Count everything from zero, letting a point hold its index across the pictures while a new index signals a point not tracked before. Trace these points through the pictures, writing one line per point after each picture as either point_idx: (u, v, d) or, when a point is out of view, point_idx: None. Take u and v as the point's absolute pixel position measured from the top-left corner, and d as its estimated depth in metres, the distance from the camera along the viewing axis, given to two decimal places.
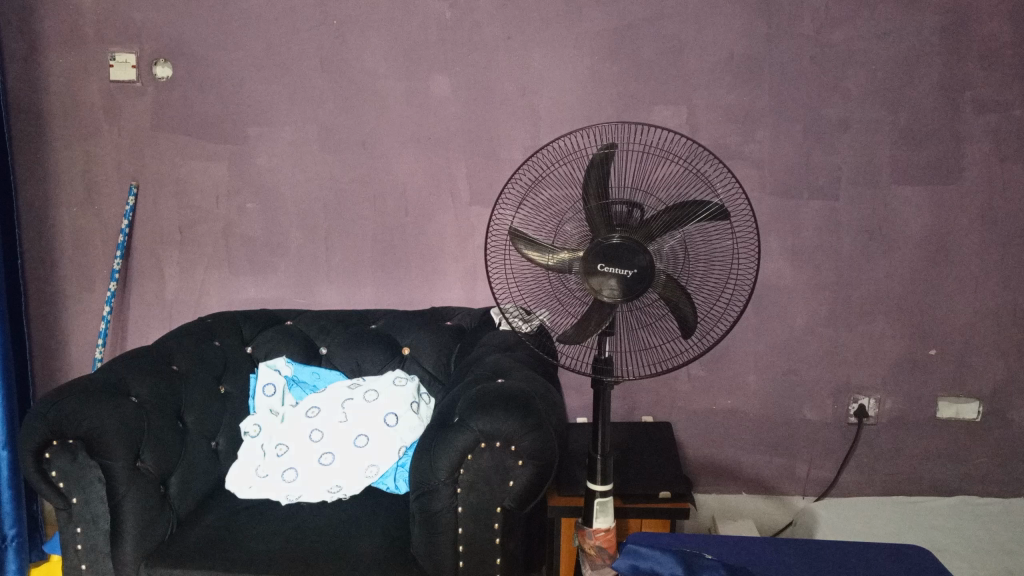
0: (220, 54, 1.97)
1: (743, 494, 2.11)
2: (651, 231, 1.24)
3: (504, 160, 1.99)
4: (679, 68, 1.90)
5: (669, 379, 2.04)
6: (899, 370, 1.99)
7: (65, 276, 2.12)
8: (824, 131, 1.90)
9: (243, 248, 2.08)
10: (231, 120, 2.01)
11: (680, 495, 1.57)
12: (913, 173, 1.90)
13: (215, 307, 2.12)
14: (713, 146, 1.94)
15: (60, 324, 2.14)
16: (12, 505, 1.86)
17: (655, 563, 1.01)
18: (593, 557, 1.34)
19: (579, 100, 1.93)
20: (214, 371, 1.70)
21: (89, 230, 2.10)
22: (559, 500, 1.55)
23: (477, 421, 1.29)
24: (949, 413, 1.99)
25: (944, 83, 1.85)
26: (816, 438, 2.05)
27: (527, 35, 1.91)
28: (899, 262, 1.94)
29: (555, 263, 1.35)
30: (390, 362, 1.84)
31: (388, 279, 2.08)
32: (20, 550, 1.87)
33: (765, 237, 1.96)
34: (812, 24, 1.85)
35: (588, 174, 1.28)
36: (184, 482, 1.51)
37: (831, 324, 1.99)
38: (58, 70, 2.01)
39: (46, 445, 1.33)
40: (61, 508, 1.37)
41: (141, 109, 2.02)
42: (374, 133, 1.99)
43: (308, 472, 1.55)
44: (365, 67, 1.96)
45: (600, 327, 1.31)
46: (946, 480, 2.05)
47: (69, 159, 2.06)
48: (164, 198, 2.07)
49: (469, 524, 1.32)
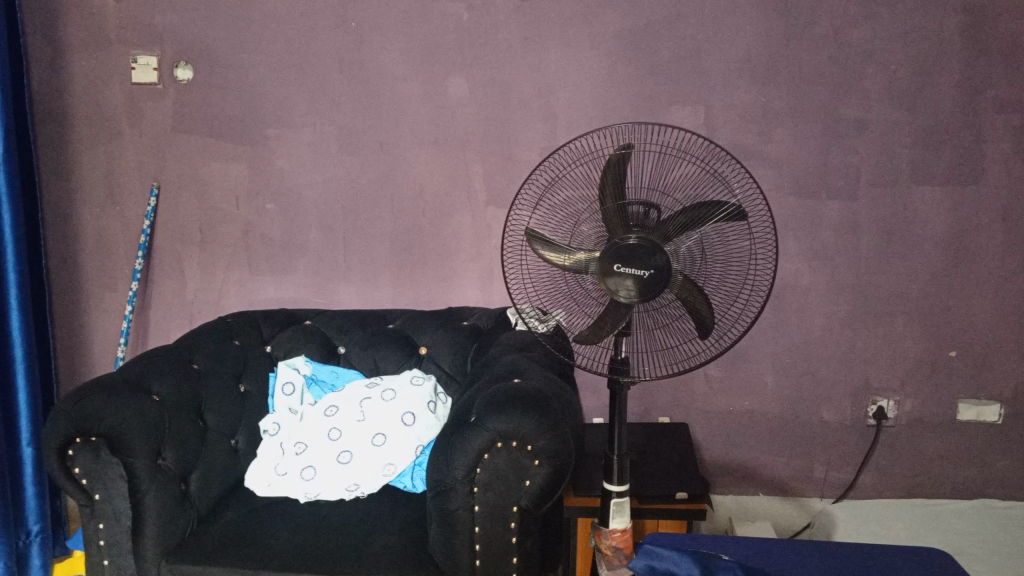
0: (240, 56, 1.99)
1: (761, 495, 2.10)
2: (668, 232, 1.24)
3: (521, 160, 1.99)
4: (696, 69, 1.89)
5: (686, 380, 2.04)
6: (920, 371, 1.98)
7: (88, 275, 2.15)
8: (843, 132, 1.89)
9: (262, 248, 2.10)
10: (250, 121, 2.03)
11: (697, 496, 1.57)
12: (933, 173, 1.89)
13: (235, 307, 2.14)
14: (731, 147, 1.93)
15: (82, 323, 2.17)
16: (36, 501, 1.89)
17: (671, 564, 1.01)
18: (610, 557, 1.36)
19: (597, 100, 1.94)
20: (234, 370, 1.72)
21: (111, 230, 2.12)
22: (575, 500, 1.55)
23: (494, 420, 1.29)
24: (969, 416, 1.98)
25: (965, 82, 1.84)
26: (834, 440, 2.04)
27: (545, 37, 1.92)
28: (918, 263, 1.93)
29: (571, 263, 1.35)
30: (407, 361, 1.85)
31: (406, 279, 2.09)
32: (44, 546, 1.89)
33: (782, 238, 1.95)
34: (829, 23, 1.84)
35: (605, 174, 1.29)
36: (203, 480, 1.53)
37: (849, 325, 1.98)
38: (81, 72, 2.04)
39: (69, 442, 1.35)
40: (84, 504, 1.39)
41: (162, 110, 2.04)
42: (392, 134, 2.01)
43: (326, 470, 1.57)
44: (383, 69, 1.97)
45: (616, 328, 1.30)
46: (966, 483, 2.03)
47: (92, 160, 2.09)
48: (185, 199, 2.09)
49: (486, 524, 1.32)
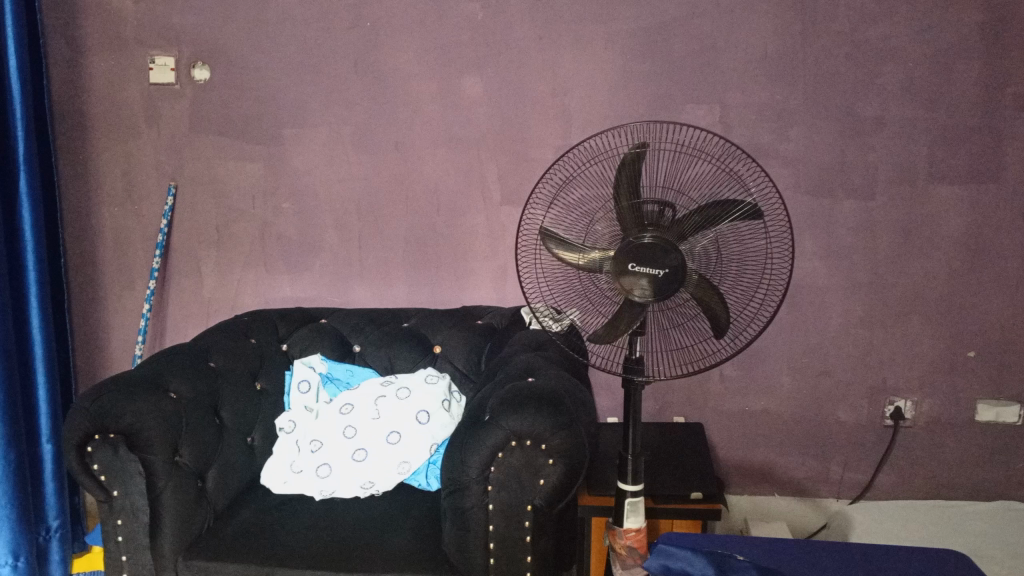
0: (257, 56, 2.01)
1: (776, 496, 2.09)
2: (683, 231, 1.23)
3: (535, 160, 1.99)
4: (712, 68, 1.89)
5: (701, 380, 2.03)
6: (938, 371, 1.96)
7: (106, 273, 2.17)
8: (860, 130, 1.87)
9: (278, 247, 2.11)
10: (266, 121, 2.05)
11: (712, 496, 1.56)
12: (951, 172, 1.87)
13: (252, 305, 2.15)
14: (747, 146, 1.92)
15: (101, 322, 2.20)
16: (56, 497, 1.91)
17: (686, 563, 1.01)
18: (623, 556, 1.34)
19: (612, 99, 1.93)
20: (250, 368, 1.73)
21: (130, 229, 2.14)
22: (589, 500, 1.56)
23: (508, 419, 1.30)
24: (988, 417, 1.95)
25: (984, 79, 1.82)
26: (850, 440, 2.03)
27: (560, 36, 1.91)
28: (936, 262, 1.91)
29: (585, 263, 1.35)
30: (422, 360, 1.85)
31: (421, 278, 2.09)
32: (63, 541, 1.91)
33: (798, 236, 1.94)
34: (846, 21, 1.83)
35: (620, 173, 1.28)
36: (220, 477, 1.54)
37: (866, 325, 1.96)
38: (99, 73, 2.06)
39: (88, 439, 1.36)
40: (102, 500, 1.40)
41: (179, 111, 2.06)
42: (407, 134, 2.02)
43: (341, 468, 1.58)
44: (398, 68, 1.98)
45: (630, 327, 1.30)
46: (985, 484, 2.01)
47: (110, 160, 2.11)
48: (202, 199, 2.10)
49: (501, 522, 1.32)
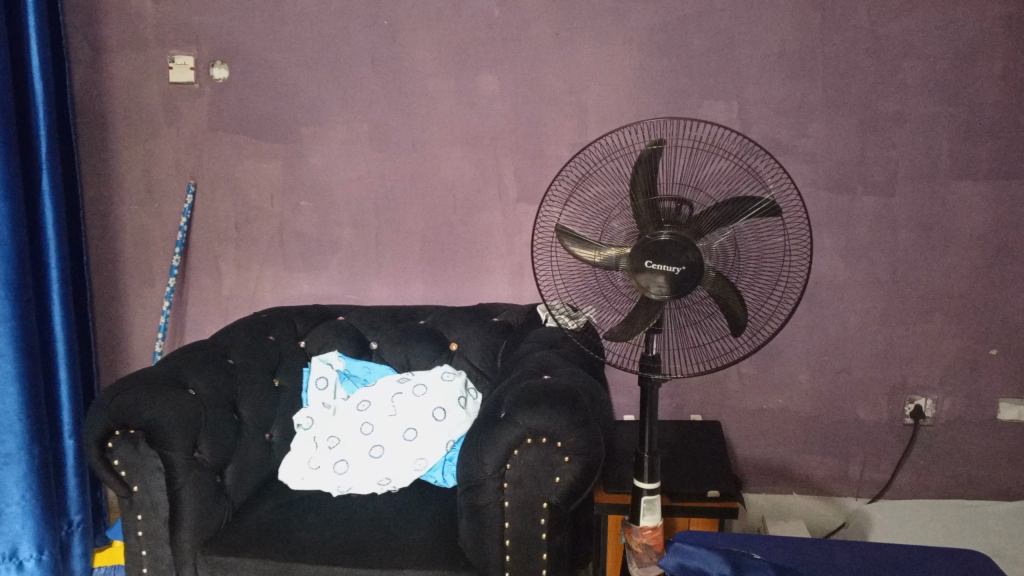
0: (275, 55, 2.02)
1: (795, 494, 2.07)
2: (701, 227, 1.22)
3: (552, 157, 1.99)
4: (730, 64, 1.87)
5: (718, 378, 2.02)
6: (959, 369, 1.94)
7: (127, 270, 2.19)
8: (880, 126, 1.85)
9: (296, 245, 2.12)
10: (285, 119, 2.06)
11: (729, 495, 1.56)
12: (974, 167, 1.84)
13: (270, 303, 2.17)
14: (764, 142, 1.91)
15: (122, 319, 2.22)
16: (78, 491, 1.93)
17: (702, 561, 1.01)
18: (640, 554, 1.33)
19: (628, 96, 1.92)
20: (269, 364, 1.74)
21: (150, 227, 2.16)
22: (605, 497, 1.56)
23: (523, 416, 1.29)
24: (1010, 416, 1.94)
25: (1007, 73, 1.79)
26: (870, 439, 2.01)
27: (576, 32, 1.91)
28: (958, 259, 1.89)
29: (602, 259, 1.34)
30: (438, 358, 1.85)
31: (438, 275, 2.10)
32: (85, 535, 1.94)
33: (817, 233, 1.92)
34: (867, 15, 1.81)
35: (635, 171, 1.28)
36: (238, 473, 1.55)
37: (886, 323, 1.94)
38: (119, 72, 2.08)
39: (108, 435, 1.37)
40: (123, 495, 1.40)
41: (198, 109, 2.08)
42: (423, 132, 2.02)
43: (359, 464, 1.59)
44: (415, 66, 1.98)
45: (647, 325, 1.29)
46: (1008, 485, 1.98)
47: (130, 158, 2.13)
48: (220, 196, 2.12)
49: (516, 519, 1.32)
